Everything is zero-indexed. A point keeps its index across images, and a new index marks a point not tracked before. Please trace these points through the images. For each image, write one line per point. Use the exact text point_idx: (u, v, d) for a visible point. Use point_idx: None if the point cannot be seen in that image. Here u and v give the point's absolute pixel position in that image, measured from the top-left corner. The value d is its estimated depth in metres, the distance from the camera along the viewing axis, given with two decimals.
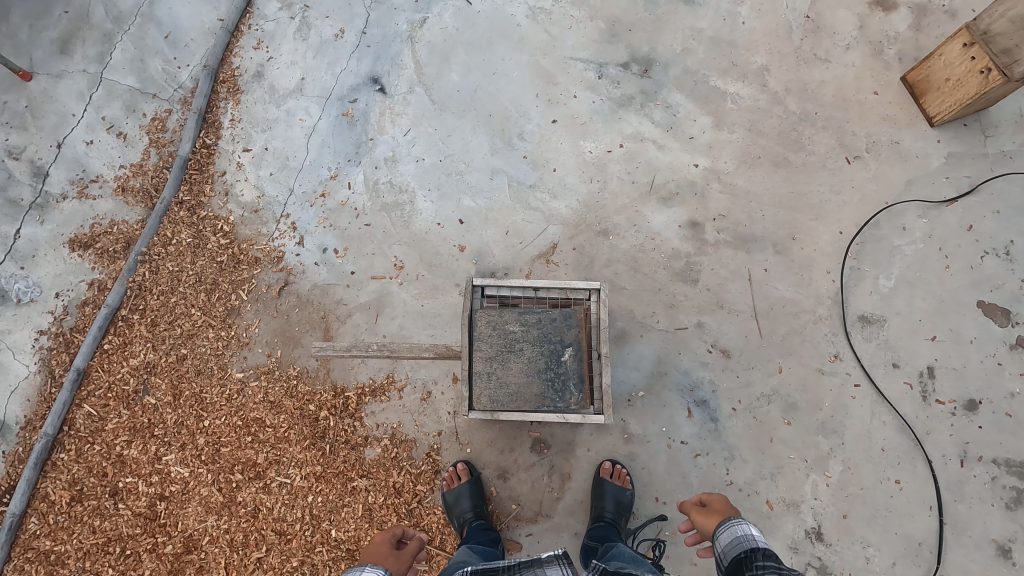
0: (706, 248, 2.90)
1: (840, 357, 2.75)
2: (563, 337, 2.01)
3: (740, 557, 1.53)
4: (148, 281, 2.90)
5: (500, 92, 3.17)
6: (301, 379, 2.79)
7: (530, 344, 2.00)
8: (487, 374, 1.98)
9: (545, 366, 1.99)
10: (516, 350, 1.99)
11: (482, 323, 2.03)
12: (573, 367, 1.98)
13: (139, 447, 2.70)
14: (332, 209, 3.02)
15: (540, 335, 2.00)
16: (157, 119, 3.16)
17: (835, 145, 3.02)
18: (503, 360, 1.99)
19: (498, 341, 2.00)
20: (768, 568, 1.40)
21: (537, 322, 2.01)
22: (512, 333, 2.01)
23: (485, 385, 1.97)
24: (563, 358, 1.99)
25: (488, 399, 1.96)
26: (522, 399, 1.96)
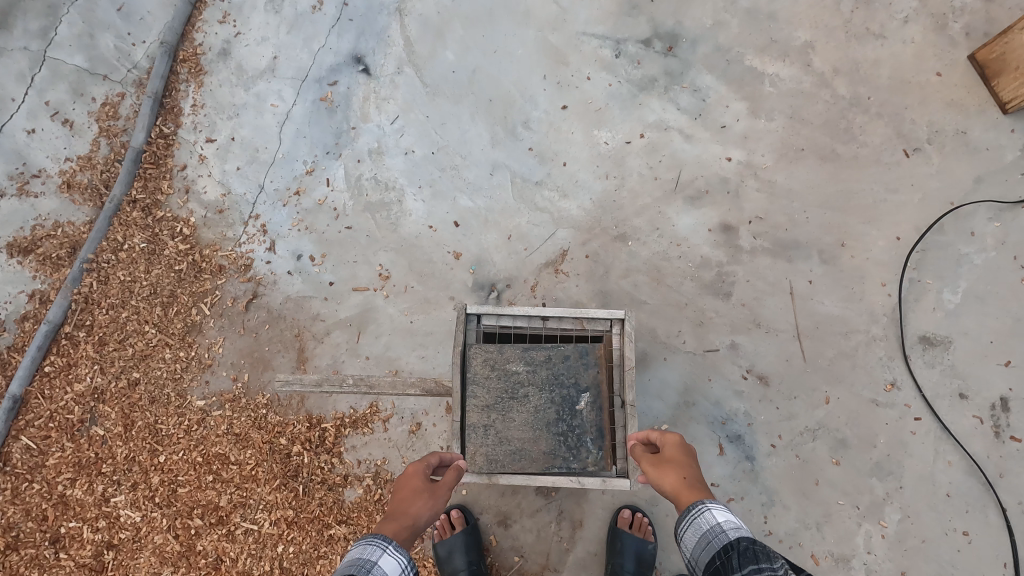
0: (741, 256, 2.50)
1: (897, 386, 2.35)
2: (578, 380, 1.63)
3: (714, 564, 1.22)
4: (95, 293, 2.52)
5: (502, 73, 2.74)
6: (271, 408, 2.41)
7: (537, 389, 1.62)
8: (483, 426, 1.62)
9: (556, 417, 1.61)
10: (519, 396, 1.63)
11: (478, 361, 1.66)
12: (591, 418, 1.61)
13: (84, 487, 2.34)
14: (308, 209, 2.62)
15: (550, 378, 1.64)
16: (109, 104, 2.75)
17: (891, 136, 2.60)
18: (504, 409, 1.63)
19: (497, 386, 1.63)
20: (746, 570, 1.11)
21: (546, 361, 1.65)
22: (515, 375, 1.64)
23: (482, 441, 1.62)
24: (578, 407, 1.62)
25: (485, 458, 1.61)
26: (527, 458, 1.60)
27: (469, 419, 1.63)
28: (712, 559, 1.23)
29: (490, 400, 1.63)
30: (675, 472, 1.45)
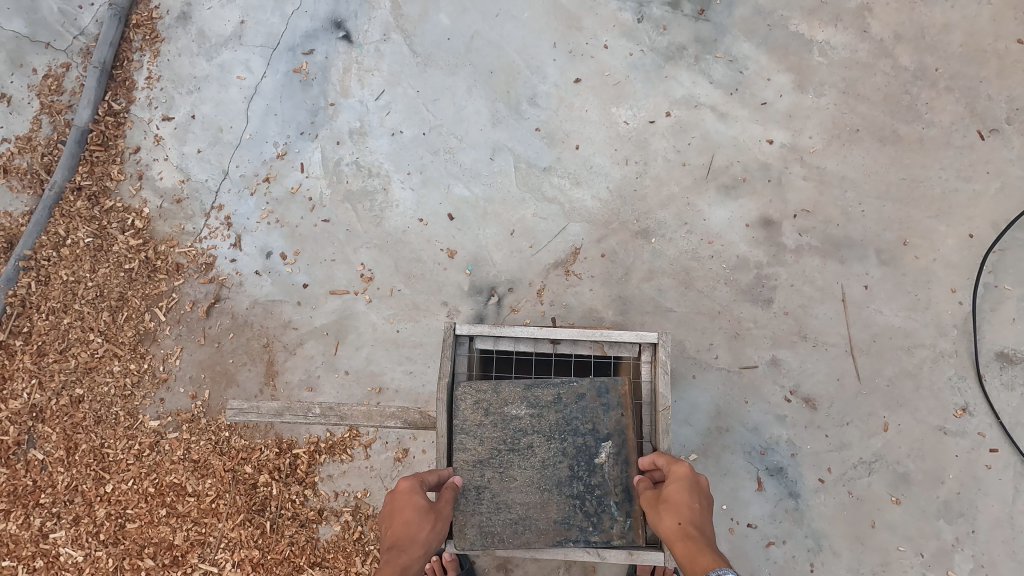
0: (784, 256, 2.12)
1: (970, 412, 1.99)
2: (597, 425, 1.36)
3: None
4: (34, 295, 2.18)
5: (505, 40, 2.35)
6: (236, 430, 2.08)
7: (545, 438, 1.36)
8: (478, 487, 1.34)
9: (569, 474, 1.34)
10: (523, 447, 1.36)
11: (469, 403, 1.38)
12: (614, 475, 1.33)
13: (19, 521, 2.03)
14: (280, 199, 2.26)
15: (560, 424, 1.36)
16: (52, 77, 2.39)
17: (963, 114, 2.20)
18: (504, 463, 1.35)
19: (495, 433, 1.37)
20: None
21: (555, 403, 1.38)
22: (517, 420, 1.37)
23: (475, 506, 1.33)
24: (597, 460, 1.34)
25: (479, 528, 1.32)
26: (532, 527, 1.32)
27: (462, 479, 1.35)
28: None
29: (486, 452, 1.36)
30: (671, 515, 1.18)
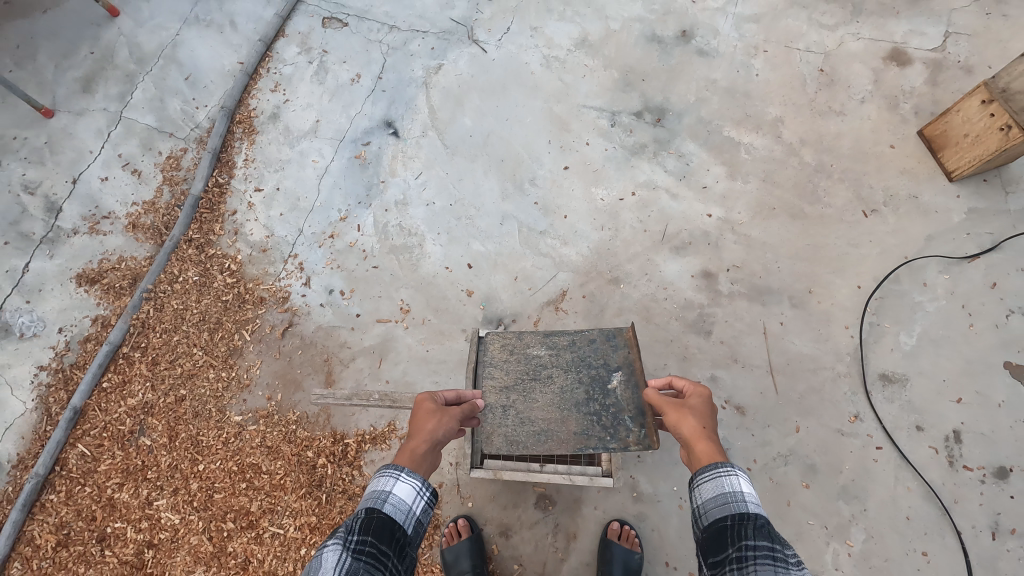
0: (720, 299, 2.83)
1: (861, 418, 2.62)
2: (605, 360, 2.05)
3: (722, 522, 1.36)
4: (151, 318, 2.87)
5: (514, 137, 3.17)
6: (301, 424, 2.71)
7: (561, 372, 2.06)
8: (507, 404, 2.02)
9: (585, 397, 2.00)
10: (545, 378, 2.06)
11: (497, 346, 2.14)
12: (622, 395, 1.98)
13: (130, 491, 2.62)
14: (341, 250, 3.00)
15: (576, 364, 2.06)
16: (172, 158, 3.19)
17: (851, 198, 2.97)
18: (531, 389, 2.04)
19: (524, 374, 2.07)
20: (759, 548, 1.24)
21: (568, 345, 2.11)
22: (539, 359, 2.10)
23: (505, 424, 1.99)
24: (608, 384, 2.01)
25: (506, 438, 1.97)
26: (555, 435, 1.95)
27: (490, 400, 2.02)
28: (725, 517, 1.37)
29: (515, 381, 2.06)
30: (694, 419, 1.62)
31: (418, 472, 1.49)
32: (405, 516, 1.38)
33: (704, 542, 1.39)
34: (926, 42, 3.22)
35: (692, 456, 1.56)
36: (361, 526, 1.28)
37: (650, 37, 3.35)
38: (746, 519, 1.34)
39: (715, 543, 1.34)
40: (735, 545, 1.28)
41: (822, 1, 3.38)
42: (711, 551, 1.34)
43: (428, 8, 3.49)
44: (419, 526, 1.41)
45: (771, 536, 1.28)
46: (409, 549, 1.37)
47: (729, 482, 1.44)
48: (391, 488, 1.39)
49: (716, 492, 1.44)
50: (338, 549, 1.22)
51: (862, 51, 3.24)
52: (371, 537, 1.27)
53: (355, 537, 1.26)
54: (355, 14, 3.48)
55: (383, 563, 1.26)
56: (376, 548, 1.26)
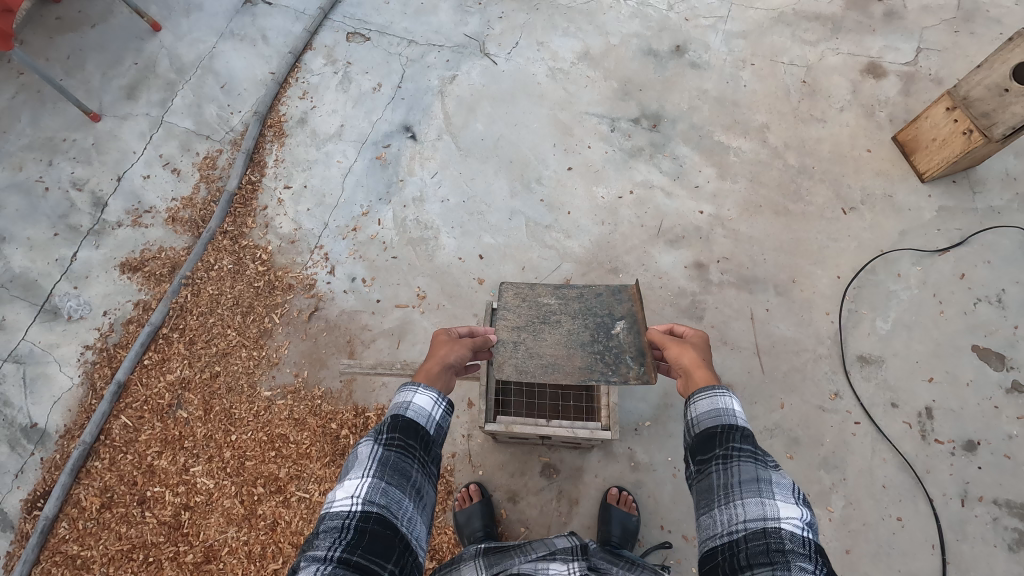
0: (710, 288, 3.08)
1: (840, 396, 2.86)
2: (610, 310, 2.30)
3: (713, 429, 1.55)
4: (189, 302, 3.13)
5: (522, 141, 3.46)
6: (325, 399, 2.95)
7: (569, 317, 2.32)
8: (518, 340, 2.27)
9: (590, 339, 2.25)
10: (554, 322, 2.31)
11: (511, 294, 2.41)
12: (626, 338, 2.21)
13: (168, 458, 2.85)
14: (363, 242, 3.27)
15: (583, 312, 2.32)
16: (209, 158, 3.48)
17: (831, 197, 3.24)
18: (541, 331, 2.30)
19: (534, 318, 2.33)
20: (743, 452, 1.47)
21: (576, 297, 2.37)
22: (549, 306, 2.36)
23: (514, 355, 2.23)
24: (612, 330, 2.25)
25: (515, 366, 2.20)
26: (562, 366, 2.19)
27: (503, 336, 2.28)
28: (716, 427, 1.56)
29: (527, 322, 2.32)
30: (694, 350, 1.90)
31: (436, 386, 1.71)
32: (426, 420, 1.57)
33: (693, 446, 1.58)
34: (899, 56, 3.52)
35: (688, 378, 1.79)
36: (390, 427, 1.50)
37: (646, 51, 3.65)
38: (732, 429, 1.53)
39: (704, 446, 1.54)
40: (722, 446, 1.50)
41: (805, 19, 3.68)
42: (699, 451, 1.55)
43: (443, 23, 3.80)
44: (440, 428, 1.61)
45: (755, 444, 1.50)
46: (434, 446, 1.57)
47: (724, 400, 1.62)
48: (411, 399, 1.57)
49: (710, 407, 1.61)
50: (372, 443, 1.47)
51: (841, 64, 3.54)
52: (398, 435, 1.49)
53: (385, 435, 1.49)
54: (377, 29, 3.80)
55: (411, 454, 1.49)
56: (403, 443, 1.49)
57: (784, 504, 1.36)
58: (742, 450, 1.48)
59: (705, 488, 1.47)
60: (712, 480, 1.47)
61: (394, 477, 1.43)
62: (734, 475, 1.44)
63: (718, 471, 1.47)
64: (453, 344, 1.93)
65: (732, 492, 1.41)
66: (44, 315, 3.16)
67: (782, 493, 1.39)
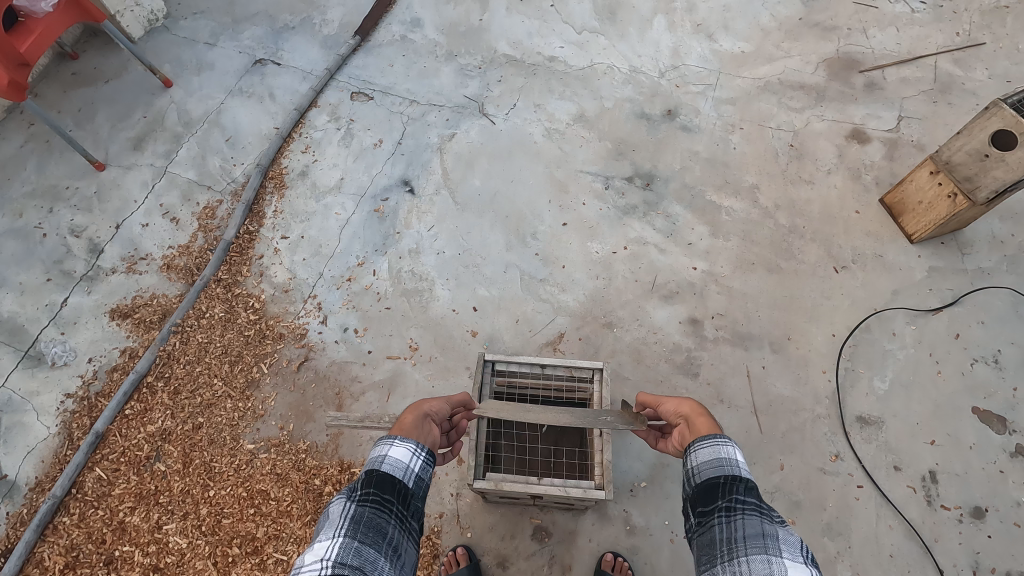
0: (705, 344, 3.06)
1: (841, 457, 2.78)
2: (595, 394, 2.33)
3: (715, 479, 1.50)
4: (177, 350, 3.08)
5: (518, 197, 3.53)
6: (310, 453, 2.85)
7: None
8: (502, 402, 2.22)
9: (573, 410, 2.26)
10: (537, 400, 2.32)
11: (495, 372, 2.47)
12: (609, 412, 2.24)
13: (141, 514, 2.71)
14: (357, 292, 3.26)
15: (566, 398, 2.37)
16: (209, 208, 3.53)
17: (823, 255, 3.28)
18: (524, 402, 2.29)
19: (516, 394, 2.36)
20: (747, 505, 1.41)
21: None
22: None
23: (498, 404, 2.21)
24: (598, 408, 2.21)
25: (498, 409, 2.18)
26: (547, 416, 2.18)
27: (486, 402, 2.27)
28: (718, 476, 1.51)
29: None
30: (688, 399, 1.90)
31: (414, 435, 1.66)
32: (404, 473, 1.51)
33: (695, 496, 1.52)
34: (881, 124, 3.67)
35: (690, 426, 1.77)
36: (364, 482, 1.44)
37: (639, 114, 3.80)
38: (734, 479, 1.48)
39: (707, 496, 1.48)
40: (726, 498, 1.44)
41: (790, 88, 3.86)
42: (702, 502, 1.49)
43: (444, 85, 3.97)
44: (419, 480, 1.55)
45: (760, 496, 1.43)
46: (413, 499, 1.51)
47: (726, 450, 1.57)
48: (387, 452, 1.53)
49: (712, 456, 1.58)
50: (344, 502, 1.40)
51: (826, 130, 3.68)
52: (373, 489, 1.43)
53: (359, 492, 1.43)
54: (380, 90, 3.96)
55: (388, 509, 1.43)
56: (380, 498, 1.43)
57: (793, 563, 1.28)
58: (745, 502, 1.42)
59: (708, 543, 1.40)
60: (715, 534, 1.40)
61: (368, 535, 1.35)
62: (738, 529, 1.37)
63: (721, 525, 1.40)
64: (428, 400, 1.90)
65: (736, 548, 1.34)
66: (27, 361, 3.09)
67: (790, 551, 1.31)
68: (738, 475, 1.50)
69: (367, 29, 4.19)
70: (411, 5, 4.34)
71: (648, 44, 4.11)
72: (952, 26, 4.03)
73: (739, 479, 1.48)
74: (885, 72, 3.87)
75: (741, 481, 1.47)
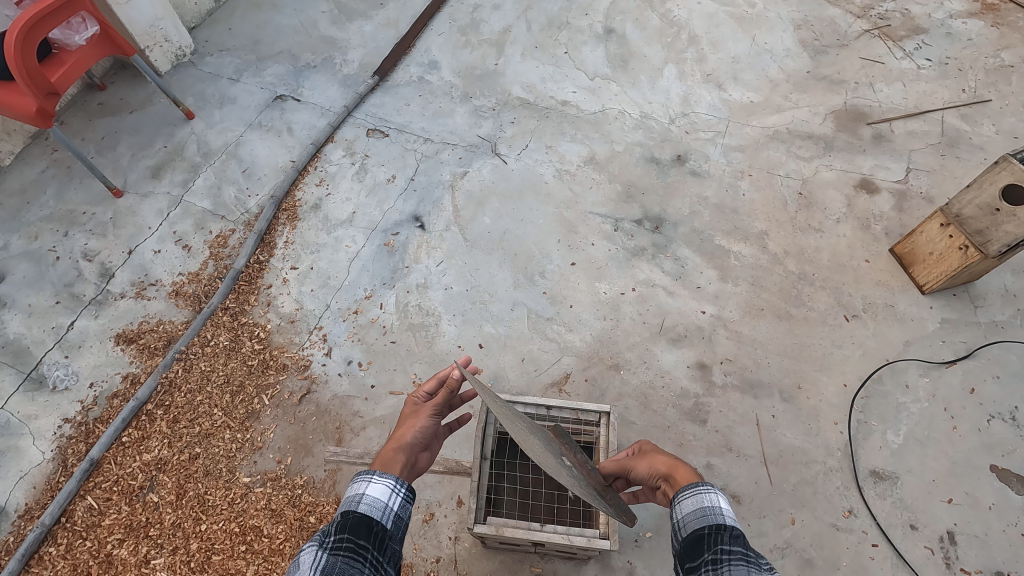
0: (714, 390, 3.00)
1: (855, 513, 2.67)
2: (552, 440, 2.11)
3: (702, 531, 1.47)
4: (179, 378, 3.06)
5: (527, 236, 3.55)
6: (306, 489, 2.77)
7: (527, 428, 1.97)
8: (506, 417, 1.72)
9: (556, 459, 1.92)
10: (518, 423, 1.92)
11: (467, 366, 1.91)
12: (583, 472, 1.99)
13: (130, 547, 2.62)
14: (363, 325, 3.25)
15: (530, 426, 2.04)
16: (221, 237, 3.56)
17: (833, 303, 3.25)
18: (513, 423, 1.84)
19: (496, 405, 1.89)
20: (734, 553, 1.35)
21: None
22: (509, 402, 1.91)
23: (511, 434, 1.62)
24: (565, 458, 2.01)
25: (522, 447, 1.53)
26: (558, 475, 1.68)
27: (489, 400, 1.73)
28: (703, 527, 1.48)
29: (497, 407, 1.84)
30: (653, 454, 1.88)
31: (394, 468, 1.73)
32: (381, 512, 1.51)
33: (682, 550, 1.47)
34: (890, 175, 3.70)
35: (673, 481, 1.75)
36: (338, 527, 1.41)
37: (649, 159, 3.86)
38: (717, 528, 1.44)
39: (693, 550, 1.43)
40: (711, 549, 1.39)
41: (798, 137, 3.92)
42: (688, 556, 1.43)
43: (458, 125, 4.06)
44: (399, 520, 1.54)
45: (746, 544, 1.37)
46: (391, 542, 1.47)
47: (709, 498, 1.55)
48: (364, 490, 1.53)
49: (695, 506, 1.55)
50: (316, 551, 1.34)
51: (835, 179, 3.71)
52: (347, 534, 1.39)
53: (332, 538, 1.39)
54: (396, 127, 4.05)
55: (362, 556, 1.37)
56: (354, 543, 1.38)
57: None
58: (729, 548, 1.36)
59: None
60: None
61: None
62: None
63: None
64: (416, 417, 1.98)
65: None
66: (28, 384, 3.07)
67: None
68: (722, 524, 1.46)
69: (386, 70, 4.32)
70: (430, 49, 4.49)
71: (659, 92, 4.21)
72: (958, 83, 4.11)
73: (722, 526, 1.45)
74: (893, 125, 3.93)
75: (723, 527, 1.44)
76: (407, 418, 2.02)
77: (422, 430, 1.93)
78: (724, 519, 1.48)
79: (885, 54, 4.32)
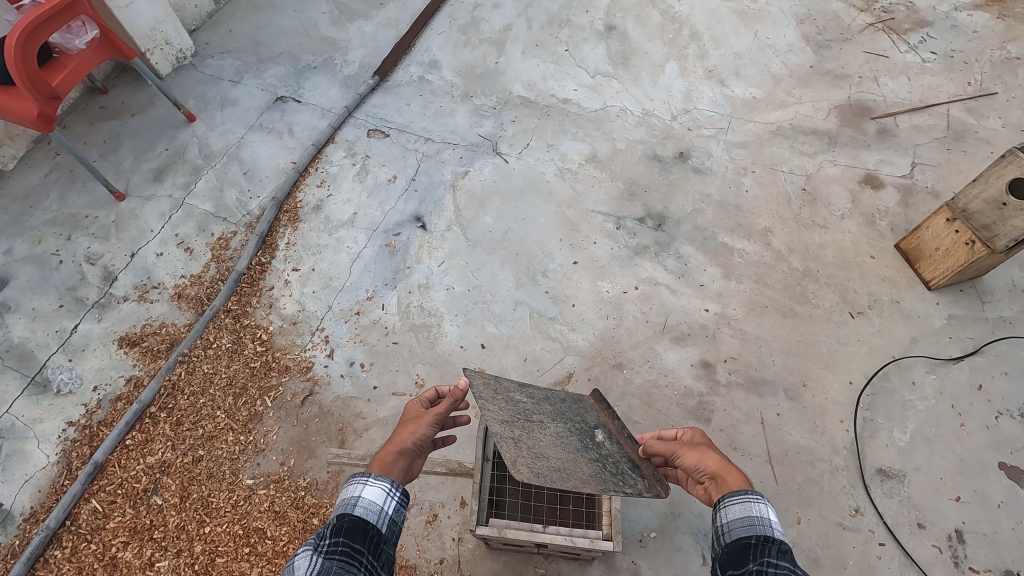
0: (718, 388, 2.98)
1: (861, 512, 2.65)
2: (583, 418, 2.27)
3: (748, 540, 1.46)
4: (182, 380, 3.06)
5: (529, 236, 3.53)
6: (310, 491, 2.77)
7: (548, 421, 2.21)
8: (515, 438, 2.05)
9: (582, 445, 2.15)
10: (538, 422, 2.17)
11: (481, 383, 2.14)
12: (613, 448, 2.14)
13: (134, 550, 2.63)
14: (365, 325, 3.25)
15: (557, 412, 2.26)
16: (223, 239, 3.57)
17: (838, 301, 3.22)
18: (532, 430, 2.13)
19: (513, 411, 2.16)
20: (780, 567, 1.33)
21: (543, 398, 2.30)
22: (522, 419, 2.16)
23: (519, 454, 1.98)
24: (595, 436, 2.20)
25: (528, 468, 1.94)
26: (573, 474, 1.99)
27: (498, 430, 2.02)
28: (750, 537, 1.47)
29: (512, 418, 2.12)
30: (702, 451, 1.82)
31: (391, 476, 1.73)
32: (377, 516, 1.49)
33: (724, 557, 1.47)
34: (895, 169, 3.67)
35: (722, 483, 1.70)
36: (333, 530, 1.41)
37: (651, 156, 3.83)
38: (763, 541, 1.44)
39: (737, 558, 1.43)
40: (756, 560, 1.38)
41: (802, 133, 3.88)
42: (732, 564, 1.43)
43: (459, 125, 4.05)
44: (393, 524, 1.53)
45: (794, 560, 1.35)
46: (385, 546, 1.47)
47: (758, 509, 1.54)
48: (360, 493, 1.51)
49: (742, 514, 1.54)
50: (311, 554, 1.34)
51: (840, 174, 3.68)
52: (343, 538, 1.39)
53: (328, 541, 1.38)
54: (397, 127, 4.04)
55: (357, 561, 1.37)
56: (349, 548, 1.38)
57: None
58: (775, 561, 1.35)
59: None
60: None
61: None
62: None
63: None
64: (416, 423, 1.95)
65: None
66: (32, 388, 3.08)
67: None
68: (770, 538, 1.44)
69: (386, 70, 4.32)
70: (430, 48, 4.48)
71: (661, 88, 4.19)
72: (963, 76, 4.07)
73: (769, 539, 1.44)
74: (898, 119, 3.89)
75: (771, 540, 1.43)
76: (407, 422, 1.98)
77: (420, 437, 1.90)
78: (771, 533, 1.47)
79: (889, 48, 4.27)
